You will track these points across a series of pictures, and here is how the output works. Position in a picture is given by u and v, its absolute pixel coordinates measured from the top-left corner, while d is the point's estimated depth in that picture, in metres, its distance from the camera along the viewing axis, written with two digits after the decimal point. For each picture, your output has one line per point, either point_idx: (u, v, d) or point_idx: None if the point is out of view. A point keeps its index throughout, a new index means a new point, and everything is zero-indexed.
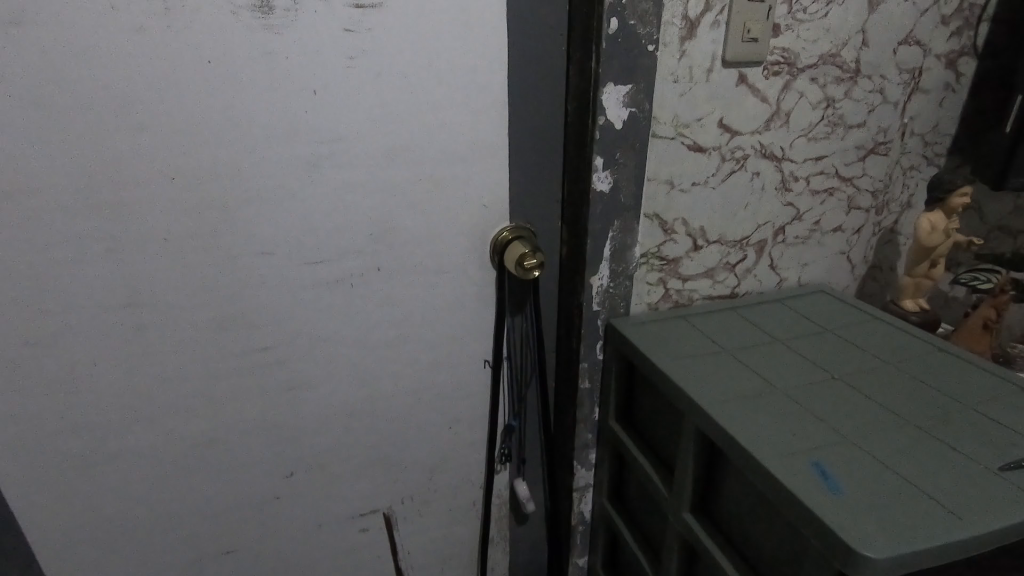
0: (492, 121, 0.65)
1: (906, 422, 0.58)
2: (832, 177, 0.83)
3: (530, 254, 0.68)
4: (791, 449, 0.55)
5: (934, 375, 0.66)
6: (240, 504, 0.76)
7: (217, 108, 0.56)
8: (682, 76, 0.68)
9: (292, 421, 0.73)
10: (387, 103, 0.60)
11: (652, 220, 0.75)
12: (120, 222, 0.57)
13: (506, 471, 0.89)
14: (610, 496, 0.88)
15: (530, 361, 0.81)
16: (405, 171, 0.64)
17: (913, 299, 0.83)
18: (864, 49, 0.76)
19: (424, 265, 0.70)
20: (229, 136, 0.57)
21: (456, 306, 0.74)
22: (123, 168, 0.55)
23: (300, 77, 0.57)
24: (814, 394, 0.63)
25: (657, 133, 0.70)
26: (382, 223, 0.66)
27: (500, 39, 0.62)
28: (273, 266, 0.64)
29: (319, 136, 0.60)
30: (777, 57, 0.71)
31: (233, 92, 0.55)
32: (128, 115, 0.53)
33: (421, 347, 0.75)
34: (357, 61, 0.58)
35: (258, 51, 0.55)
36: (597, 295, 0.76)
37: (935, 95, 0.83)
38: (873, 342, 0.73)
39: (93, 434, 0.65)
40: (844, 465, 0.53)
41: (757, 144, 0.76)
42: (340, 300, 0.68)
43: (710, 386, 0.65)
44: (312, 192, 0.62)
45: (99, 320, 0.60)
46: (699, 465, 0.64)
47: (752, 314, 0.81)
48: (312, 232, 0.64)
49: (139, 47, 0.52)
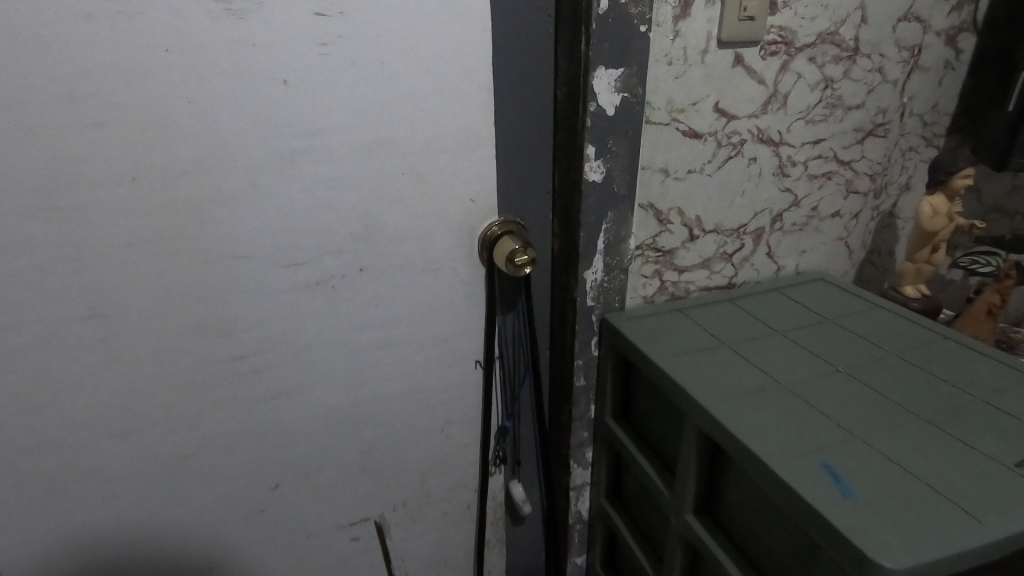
0: (476, 110, 0.61)
1: (914, 416, 0.56)
2: (830, 161, 0.80)
3: (521, 249, 0.65)
4: (798, 449, 0.53)
5: (939, 365, 0.64)
6: (224, 519, 0.72)
7: (179, 102, 0.51)
8: (677, 58, 0.65)
9: (276, 431, 0.70)
10: (365, 92, 0.56)
11: (647, 210, 0.72)
12: (79, 227, 0.53)
13: (500, 473, 0.85)
14: (608, 493, 0.86)
15: (523, 360, 0.78)
16: (386, 165, 0.60)
17: (913, 285, 0.81)
18: (863, 27, 0.72)
19: (410, 264, 0.66)
20: (193, 133, 0.53)
21: (445, 306, 0.71)
22: (78, 169, 0.51)
23: (270, 65, 0.52)
24: (818, 387, 0.60)
25: (652, 119, 0.67)
26: (363, 221, 0.62)
27: (484, 20, 0.58)
28: (249, 269, 0.60)
29: (292, 129, 0.56)
30: (775, 36, 0.68)
31: (197, 83, 0.51)
32: (80, 112, 0.49)
33: (409, 350, 0.71)
34: (331, 47, 0.54)
35: (222, 37, 0.50)
36: (591, 289, 0.74)
37: (934, 73, 0.80)
38: (875, 331, 0.71)
39: (63, 454, 0.61)
40: (854, 465, 0.50)
41: (754, 129, 0.73)
42: (322, 304, 0.65)
43: (711, 383, 0.62)
44: (286, 190, 0.58)
45: (63, 333, 0.56)
46: (702, 465, 0.61)
47: (750, 304, 0.79)
48: (289, 232, 0.60)
49: (89, 35, 0.47)
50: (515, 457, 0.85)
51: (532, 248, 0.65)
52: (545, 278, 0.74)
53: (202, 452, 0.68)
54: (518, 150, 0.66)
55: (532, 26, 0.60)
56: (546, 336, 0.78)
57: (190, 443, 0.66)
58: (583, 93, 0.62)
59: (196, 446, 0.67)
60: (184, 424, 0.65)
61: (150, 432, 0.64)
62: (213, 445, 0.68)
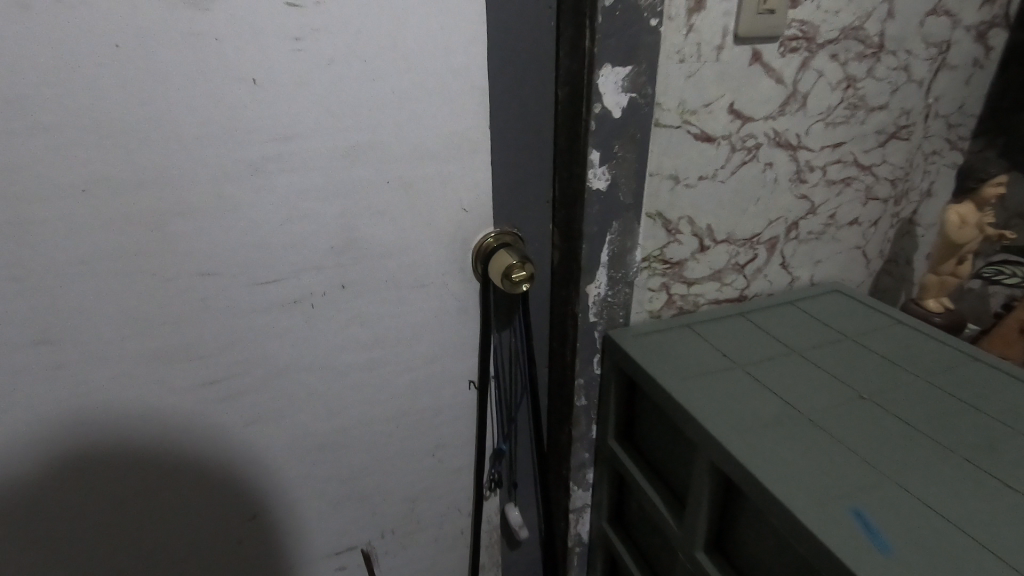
0: (468, 112, 0.56)
1: (950, 451, 0.51)
2: (850, 165, 0.75)
3: (518, 265, 0.60)
4: (823, 490, 0.48)
5: (970, 390, 0.59)
6: (198, 554, 0.67)
7: (132, 105, 0.45)
8: (689, 55, 0.59)
9: (253, 459, 0.65)
10: (345, 93, 0.51)
11: (654, 220, 0.67)
12: (21, 246, 0.47)
13: (495, 496, 0.81)
14: (609, 517, 0.81)
15: (520, 379, 0.73)
16: (370, 173, 0.55)
17: (936, 298, 0.76)
18: (890, 21, 0.67)
19: (397, 280, 0.61)
20: (151, 139, 0.47)
21: (435, 324, 0.65)
22: (18, 181, 0.45)
23: (236, 63, 0.47)
24: (841, 416, 0.55)
25: (661, 122, 0.61)
26: (345, 234, 0.57)
27: (478, 12, 0.52)
28: (218, 289, 0.55)
29: (263, 135, 0.50)
30: (795, 31, 0.62)
31: (152, 83, 0.45)
32: (18, 117, 0.43)
33: (397, 370, 0.66)
34: (306, 43, 0.48)
35: (180, 32, 0.44)
36: (594, 304, 0.68)
37: (962, 72, 0.75)
38: (898, 351, 0.66)
39: (13, 495, 0.55)
40: (887, 510, 0.45)
41: (771, 132, 0.67)
42: (301, 323, 0.59)
43: (724, 410, 0.57)
44: (259, 203, 0.52)
45: (7, 363, 0.50)
46: (715, 500, 0.56)
47: (763, 318, 0.74)
48: (262, 248, 0.54)
49: (24, 28, 0.41)
50: (511, 480, 0.80)
51: (531, 263, 0.60)
52: (543, 292, 0.69)
53: (172, 485, 0.62)
54: (515, 156, 0.60)
55: (531, 18, 0.55)
56: (544, 353, 0.74)
57: (157, 477, 0.61)
58: (585, 91, 0.56)
59: (164, 479, 0.61)
60: (150, 455, 0.60)
61: (112, 466, 0.58)
62: (184, 477, 0.62)
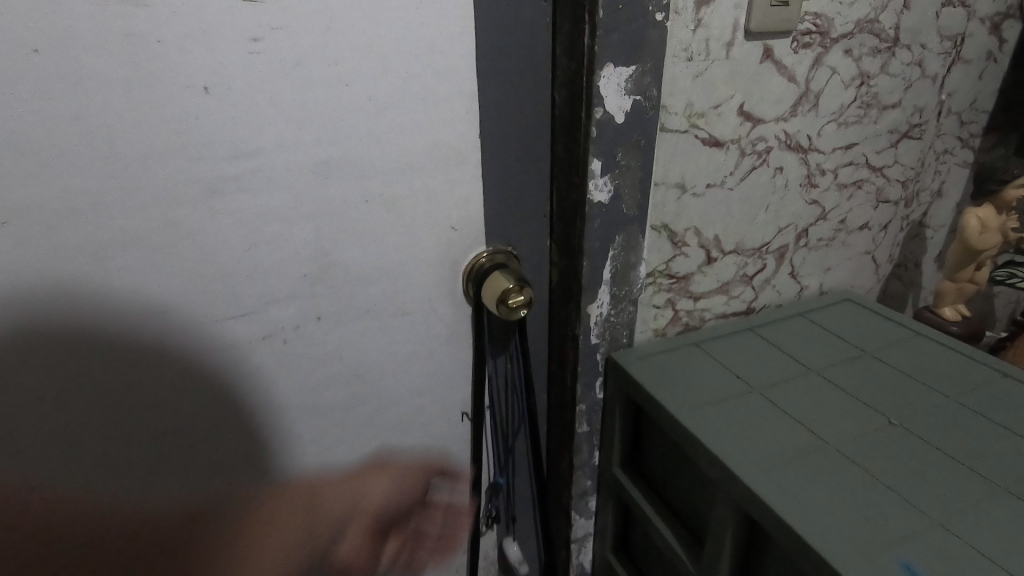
0: (456, 120, 0.50)
1: (996, 486, 0.46)
2: (862, 168, 0.70)
3: (515, 288, 0.54)
4: (867, 538, 0.43)
5: (1004, 412, 0.55)
6: None
7: (56, 117, 0.38)
8: (697, 52, 0.53)
9: None
10: (314, 100, 0.44)
11: (659, 232, 0.61)
12: None
13: (493, 532, 0.77)
14: (614, 546, 0.76)
15: (517, 409, 0.69)
16: (347, 190, 0.48)
17: (953, 306, 0.72)
18: (905, 13, 0.62)
19: (380, 307, 0.55)
20: (82, 158, 0.39)
21: (423, 353, 0.59)
22: None
23: (183, 67, 0.40)
24: (873, 448, 0.51)
25: (667, 126, 0.56)
26: (319, 259, 0.50)
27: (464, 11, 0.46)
28: (171, 330, 0.47)
29: (219, 150, 0.43)
30: (809, 25, 0.57)
31: (80, 91, 0.38)
32: None
33: (382, 405, 0.60)
34: (266, 43, 0.41)
35: (114, 31, 0.37)
36: (596, 325, 0.62)
37: (975, 66, 0.71)
38: (922, 368, 0.62)
39: None
40: (941, 561, 0.41)
41: (782, 134, 0.62)
42: (271, 363, 0.52)
43: (746, 443, 0.52)
44: (216, 229, 0.45)
45: None
46: (739, 543, 0.51)
47: (774, 333, 0.69)
48: (223, 280, 0.47)
49: None
50: (511, 512, 0.76)
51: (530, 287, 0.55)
52: (541, 315, 0.64)
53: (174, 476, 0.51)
54: (504, 171, 0.55)
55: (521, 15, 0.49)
56: (544, 380, 0.69)
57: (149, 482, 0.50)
58: (587, 94, 0.50)
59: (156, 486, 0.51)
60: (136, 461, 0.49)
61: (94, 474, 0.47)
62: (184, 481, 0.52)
